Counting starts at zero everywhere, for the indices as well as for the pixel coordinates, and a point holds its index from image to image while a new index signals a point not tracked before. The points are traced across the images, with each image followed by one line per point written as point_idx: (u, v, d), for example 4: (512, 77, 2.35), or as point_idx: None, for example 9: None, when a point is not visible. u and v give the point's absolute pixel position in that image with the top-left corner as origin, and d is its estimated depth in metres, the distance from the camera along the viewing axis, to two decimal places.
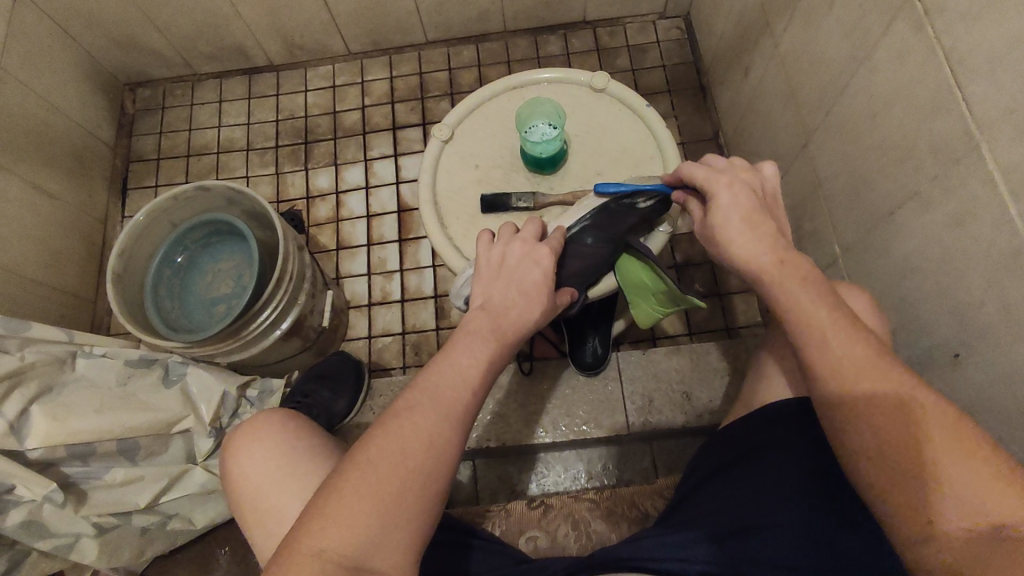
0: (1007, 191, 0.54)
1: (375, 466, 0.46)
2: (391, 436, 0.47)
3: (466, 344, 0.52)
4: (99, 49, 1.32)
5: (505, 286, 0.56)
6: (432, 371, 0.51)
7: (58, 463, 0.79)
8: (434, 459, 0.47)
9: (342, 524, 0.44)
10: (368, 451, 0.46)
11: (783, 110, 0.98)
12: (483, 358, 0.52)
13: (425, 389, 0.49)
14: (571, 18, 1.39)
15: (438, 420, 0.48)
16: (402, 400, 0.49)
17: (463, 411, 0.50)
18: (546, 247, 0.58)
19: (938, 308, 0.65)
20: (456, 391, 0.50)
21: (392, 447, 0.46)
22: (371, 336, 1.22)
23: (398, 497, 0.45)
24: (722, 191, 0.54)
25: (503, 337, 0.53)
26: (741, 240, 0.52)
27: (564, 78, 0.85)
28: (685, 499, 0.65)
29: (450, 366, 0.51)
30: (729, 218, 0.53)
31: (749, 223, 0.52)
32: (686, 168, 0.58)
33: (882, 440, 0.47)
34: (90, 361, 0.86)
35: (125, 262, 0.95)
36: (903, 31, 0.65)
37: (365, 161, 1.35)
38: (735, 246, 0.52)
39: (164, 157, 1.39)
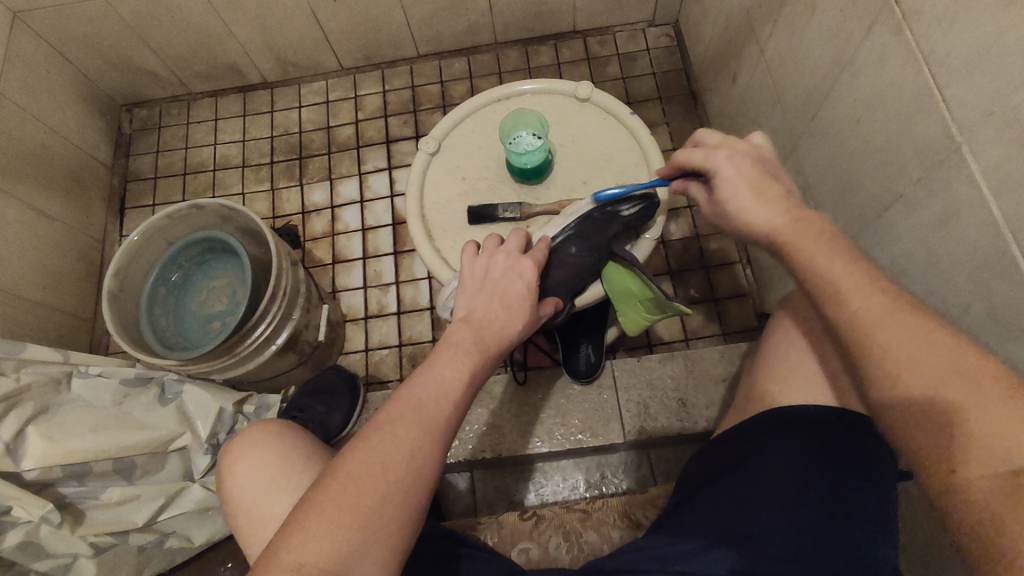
0: (989, 191, 0.54)
1: (354, 480, 0.46)
2: (373, 448, 0.47)
3: (450, 356, 0.52)
4: (95, 71, 1.34)
5: (488, 297, 0.56)
6: (416, 382, 0.51)
7: (54, 484, 0.79)
8: (415, 472, 0.47)
9: (319, 539, 0.44)
10: (348, 465, 0.46)
11: (770, 114, 0.98)
12: (466, 370, 0.52)
13: (407, 401, 0.49)
14: (560, 28, 1.40)
15: (419, 434, 0.48)
16: (384, 412, 0.49)
17: (445, 422, 0.50)
18: (529, 259, 0.58)
19: (929, 311, 0.65)
20: (439, 402, 0.50)
21: (373, 461, 0.46)
22: (368, 349, 1.22)
23: (377, 512, 0.45)
24: (726, 164, 0.54)
25: (486, 349, 0.54)
26: (757, 208, 0.52)
27: (550, 88, 0.85)
28: (682, 504, 0.64)
29: (433, 379, 0.51)
30: (742, 189, 0.53)
31: (756, 194, 0.52)
32: (681, 156, 0.58)
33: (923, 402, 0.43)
34: (86, 381, 0.86)
35: (121, 281, 0.96)
36: (883, 34, 0.66)
37: (360, 174, 1.36)
38: (751, 213, 0.52)
39: (161, 175, 1.41)
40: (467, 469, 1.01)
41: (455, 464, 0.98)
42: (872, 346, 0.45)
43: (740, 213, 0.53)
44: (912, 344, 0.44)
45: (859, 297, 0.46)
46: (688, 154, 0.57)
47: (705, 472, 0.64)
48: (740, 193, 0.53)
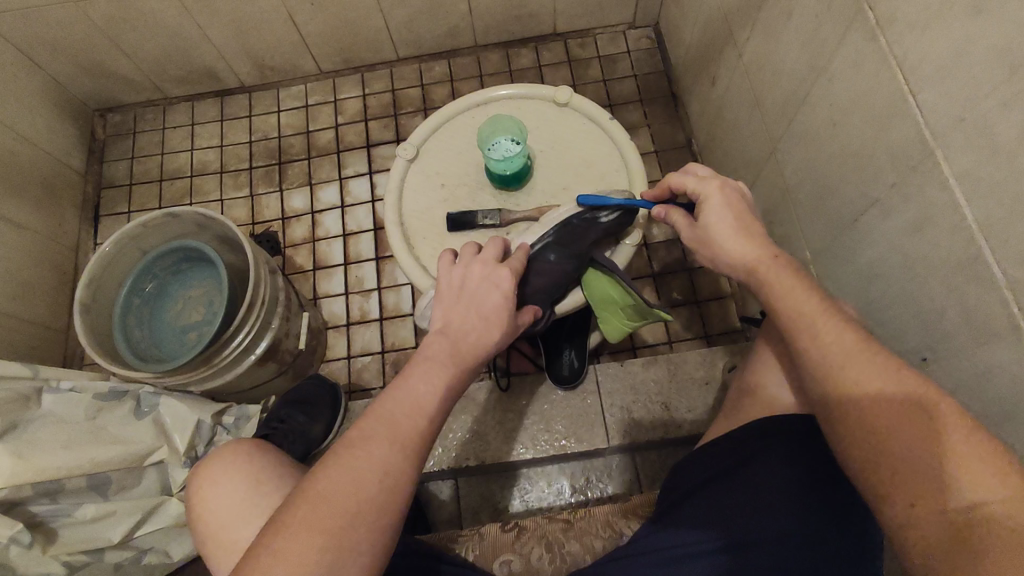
0: (961, 197, 0.55)
1: (325, 500, 0.46)
2: (344, 467, 0.47)
3: (424, 370, 0.52)
4: (66, 76, 1.31)
5: (465, 308, 0.56)
6: (389, 398, 0.50)
7: (24, 502, 0.76)
8: (387, 490, 0.47)
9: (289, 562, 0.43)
10: (319, 485, 0.46)
11: (749, 118, 0.99)
12: (441, 384, 0.52)
13: (380, 418, 0.49)
14: (541, 30, 1.39)
15: (391, 451, 0.48)
16: (356, 429, 0.49)
17: (419, 438, 0.50)
18: (506, 269, 0.57)
19: (906, 315, 0.65)
20: (412, 418, 0.50)
21: (344, 480, 0.46)
22: (350, 356, 1.20)
23: (348, 532, 0.45)
24: (714, 194, 0.57)
25: (462, 362, 0.53)
26: (734, 242, 0.55)
27: (529, 93, 0.85)
28: (672, 505, 0.64)
29: (407, 394, 0.50)
30: (721, 221, 0.56)
31: (737, 230, 0.55)
32: (675, 183, 0.61)
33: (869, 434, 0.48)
34: (57, 397, 0.83)
35: (93, 291, 0.94)
36: (857, 40, 0.66)
37: (340, 179, 1.34)
38: (728, 246, 0.55)
39: (137, 182, 1.38)
40: (451, 477, 1.00)
41: (439, 472, 0.97)
42: (832, 371, 0.50)
43: (729, 248, 0.55)
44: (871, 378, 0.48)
45: (826, 330, 0.50)
46: (683, 184, 0.60)
47: (695, 474, 0.64)
48: (722, 227, 0.56)
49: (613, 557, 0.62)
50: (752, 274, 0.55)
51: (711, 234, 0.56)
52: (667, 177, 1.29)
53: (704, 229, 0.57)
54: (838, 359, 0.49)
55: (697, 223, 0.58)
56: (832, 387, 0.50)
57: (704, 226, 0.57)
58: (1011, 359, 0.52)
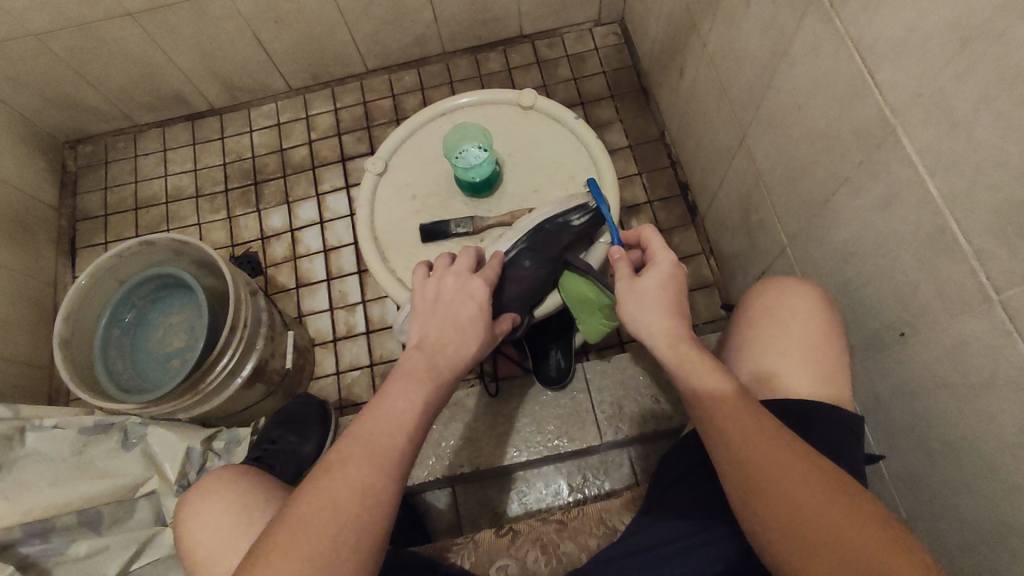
0: (925, 170, 0.55)
1: (305, 528, 0.45)
2: (325, 492, 0.47)
3: (402, 387, 0.52)
4: (33, 110, 1.29)
5: (440, 321, 0.56)
6: (367, 418, 0.51)
7: (14, 544, 0.74)
8: (369, 511, 0.47)
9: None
10: (299, 511, 0.46)
11: (718, 107, 1.00)
12: (420, 400, 0.52)
13: (358, 439, 0.49)
14: (508, 33, 1.40)
15: (371, 472, 0.48)
16: (336, 451, 0.49)
17: (400, 456, 0.50)
18: (480, 279, 0.58)
19: (881, 291, 0.66)
20: (391, 436, 0.50)
21: (326, 505, 0.46)
22: (339, 371, 1.20)
23: (332, 557, 0.45)
24: (664, 264, 0.57)
25: (440, 375, 0.53)
26: (656, 312, 0.55)
27: (494, 98, 0.85)
28: (664, 491, 0.64)
29: (386, 412, 0.51)
30: (658, 292, 0.56)
31: (659, 303, 0.55)
32: (652, 242, 0.60)
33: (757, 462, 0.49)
34: (41, 434, 0.83)
35: (71, 327, 0.93)
36: (814, 24, 0.67)
37: (317, 195, 1.34)
38: (650, 315, 0.55)
39: (112, 212, 1.37)
40: (448, 486, 1.00)
41: (434, 482, 0.97)
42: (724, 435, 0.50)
43: (644, 317, 0.56)
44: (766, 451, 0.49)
45: (728, 409, 0.51)
46: (655, 247, 0.60)
47: (682, 461, 0.64)
48: (652, 298, 0.56)
49: (613, 553, 0.62)
50: (667, 347, 0.54)
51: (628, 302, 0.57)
52: (643, 171, 1.29)
53: (640, 290, 0.56)
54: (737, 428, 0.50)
55: (636, 280, 0.57)
56: (729, 456, 0.50)
57: (641, 285, 0.56)
58: (983, 327, 0.52)
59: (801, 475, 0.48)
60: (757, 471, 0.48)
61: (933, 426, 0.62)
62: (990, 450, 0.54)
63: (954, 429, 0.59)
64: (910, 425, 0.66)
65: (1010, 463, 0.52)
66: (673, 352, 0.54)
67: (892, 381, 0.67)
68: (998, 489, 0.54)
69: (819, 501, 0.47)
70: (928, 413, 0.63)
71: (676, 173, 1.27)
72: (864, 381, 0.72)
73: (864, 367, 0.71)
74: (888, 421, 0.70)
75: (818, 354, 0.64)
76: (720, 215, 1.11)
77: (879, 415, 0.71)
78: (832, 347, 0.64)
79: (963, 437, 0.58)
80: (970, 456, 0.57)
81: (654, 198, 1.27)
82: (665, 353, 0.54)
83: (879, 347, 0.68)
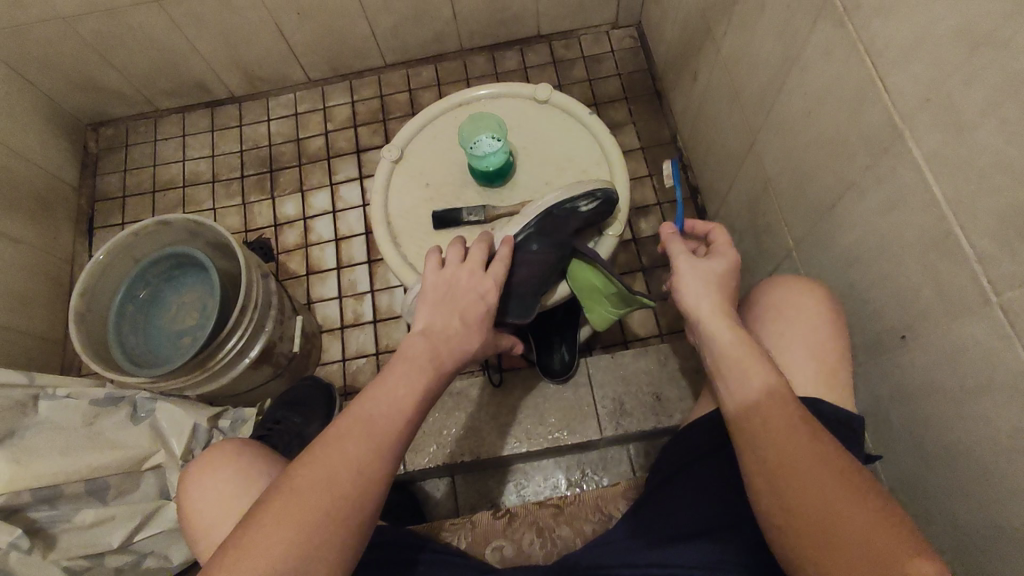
0: (930, 174, 0.56)
1: (299, 497, 0.47)
2: (319, 464, 0.48)
3: (403, 370, 0.53)
4: (59, 91, 1.32)
5: (447, 312, 0.57)
6: (367, 396, 0.52)
7: (24, 508, 0.76)
8: (361, 490, 0.48)
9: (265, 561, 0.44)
10: (296, 478, 0.48)
11: (730, 110, 1.00)
12: (419, 384, 0.53)
13: (358, 416, 0.51)
14: (525, 33, 1.41)
15: (370, 448, 0.49)
16: (334, 425, 0.50)
17: (395, 437, 0.51)
18: (491, 279, 0.61)
19: (883, 295, 0.67)
20: (389, 417, 0.51)
21: (321, 477, 0.48)
22: (346, 358, 1.21)
23: (322, 528, 0.46)
24: (729, 255, 0.61)
25: (440, 363, 0.55)
26: (712, 293, 0.58)
27: (509, 92, 0.87)
28: (660, 482, 0.65)
29: (386, 392, 0.52)
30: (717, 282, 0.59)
31: (714, 285, 0.58)
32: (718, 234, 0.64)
33: (778, 452, 0.49)
34: (54, 403, 0.84)
35: (87, 301, 0.95)
36: (826, 29, 0.68)
37: (331, 186, 1.36)
38: (707, 293, 0.58)
39: (130, 194, 1.40)
40: (448, 474, 1.01)
41: (434, 470, 0.98)
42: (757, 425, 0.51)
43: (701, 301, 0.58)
44: (806, 463, 0.48)
45: (764, 396, 0.51)
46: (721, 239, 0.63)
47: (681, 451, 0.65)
48: (710, 279, 0.59)
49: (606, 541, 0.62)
50: (714, 322, 0.56)
51: (685, 278, 0.59)
52: (654, 174, 1.30)
53: (702, 267, 0.59)
54: (795, 473, 0.48)
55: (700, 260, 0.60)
56: (761, 446, 0.50)
57: (709, 264, 0.59)
58: (983, 330, 0.53)
59: (824, 472, 0.48)
60: (780, 462, 0.49)
61: (930, 430, 0.63)
62: (986, 453, 0.55)
63: (951, 433, 0.59)
64: (909, 429, 0.66)
65: (1004, 466, 0.53)
66: (723, 326, 0.56)
67: (892, 384, 0.68)
68: (993, 492, 0.55)
69: (844, 498, 0.46)
70: (926, 416, 0.63)
71: (687, 176, 1.28)
72: (865, 384, 0.73)
73: (866, 369, 0.72)
74: (886, 424, 0.70)
75: (820, 353, 0.64)
76: (728, 218, 1.12)
77: (878, 417, 0.72)
78: (832, 348, 0.65)
79: (961, 441, 0.58)
80: (966, 460, 0.58)
81: (664, 200, 1.28)
82: (715, 327, 0.56)
83: (880, 349, 0.69)
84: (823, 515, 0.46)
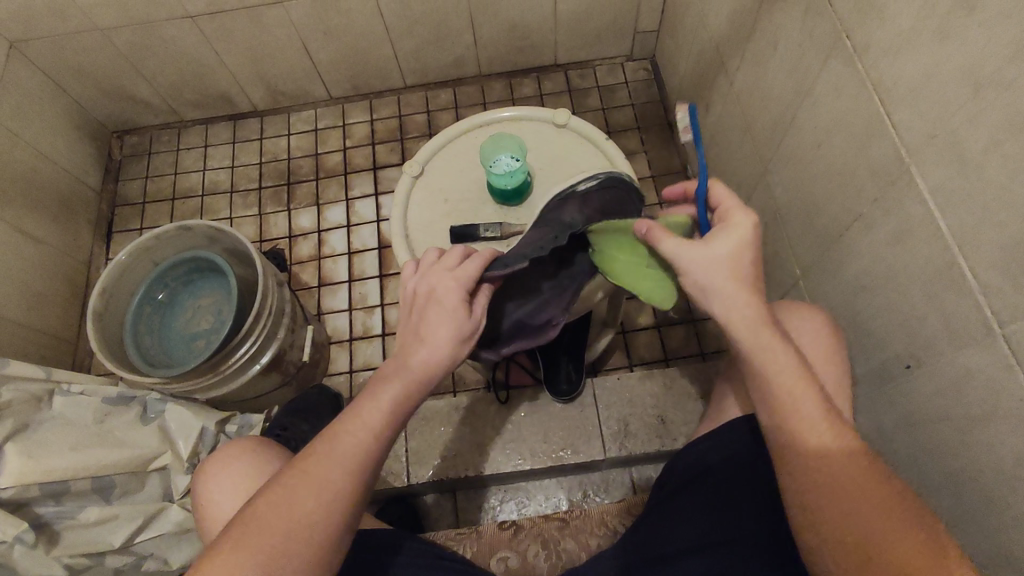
0: (936, 208, 0.58)
1: (268, 515, 0.50)
2: (289, 484, 0.50)
3: (372, 392, 0.53)
4: (88, 98, 1.36)
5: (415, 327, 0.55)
6: (341, 419, 0.53)
7: (31, 503, 0.77)
8: (327, 512, 0.50)
9: (251, 570, 0.48)
10: (267, 496, 0.51)
11: (741, 142, 1.03)
12: (387, 406, 0.53)
13: (329, 439, 0.52)
14: (542, 61, 1.46)
15: (333, 469, 0.51)
16: (310, 446, 0.53)
17: (365, 460, 0.52)
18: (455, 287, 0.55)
19: (889, 324, 0.68)
20: (358, 439, 0.52)
21: (288, 498, 0.50)
22: (352, 370, 1.23)
23: (287, 545, 0.49)
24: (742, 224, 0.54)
25: (408, 381, 0.53)
26: (732, 281, 0.52)
27: (528, 114, 0.89)
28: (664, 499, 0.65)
29: (356, 416, 0.53)
30: (733, 256, 0.52)
31: (732, 268, 0.52)
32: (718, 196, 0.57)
33: (821, 474, 0.50)
34: (68, 399, 0.86)
35: (106, 300, 0.97)
36: (838, 67, 0.71)
37: (347, 200, 1.39)
38: (726, 284, 0.52)
39: (150, 200, 1.43)
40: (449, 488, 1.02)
41: (435, 483, 0.98)
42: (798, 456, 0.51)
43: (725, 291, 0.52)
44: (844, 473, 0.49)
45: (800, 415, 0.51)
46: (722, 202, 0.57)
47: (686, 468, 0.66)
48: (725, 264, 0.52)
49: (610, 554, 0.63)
50: (740, 320, 0.52)
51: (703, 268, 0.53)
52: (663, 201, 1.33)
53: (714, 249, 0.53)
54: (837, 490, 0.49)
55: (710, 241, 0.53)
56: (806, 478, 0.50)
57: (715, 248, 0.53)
58: (986, 360, 0.54)
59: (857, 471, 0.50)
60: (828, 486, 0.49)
61: (934, 459, 0.64)
62: (989, 483, 0.56)
63: (955, 462, 0.60)
64: (912, 458, 0.67)
65: (1007, 495, 0.53)
66: (746, 331, 0.51)
67: (896, 413, 0.69)
68: (997, 522, 0.55)
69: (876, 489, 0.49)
70: (930, 446, 0.64)
71: None
72: (869, 413, 0.74)
73: (871, 398, 0.73)
74: (890, 453, 0.71)
75: (826, 379, 0.65)
76: None
77: (882, 446, 0.72)
78: (838, 374, 0.66)
79: (965, 471, 0.59)
80: (969, 489, 0.58)
81: None
82: (739, 329, 0.52)
83: (884, 378, 0.70)
84: (885, 533, 0.48)
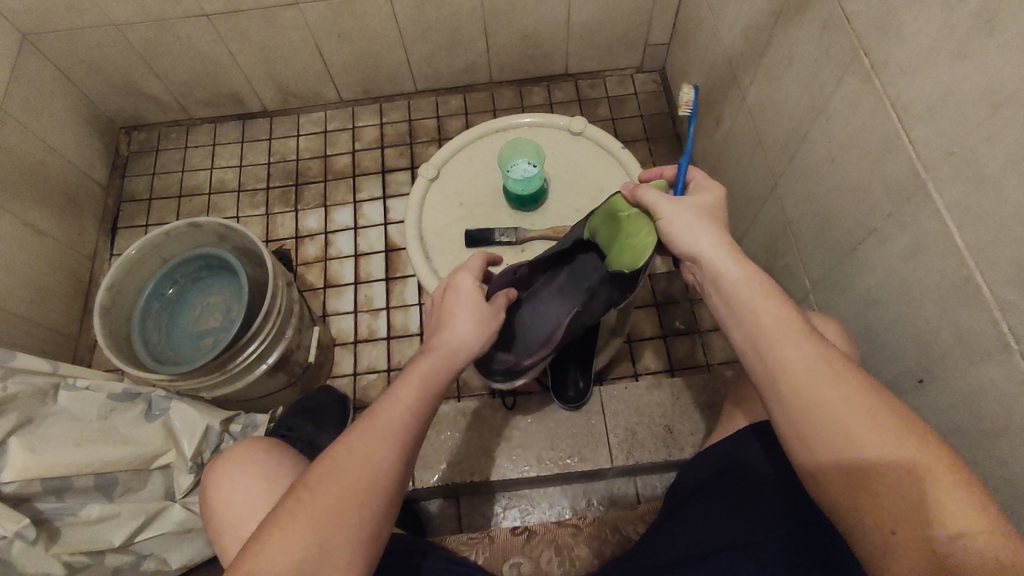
0: (953, 224, 0.59)
1: (310, 501, 0.48)
2: (329, 469, 0.50)
3: (406, 379, 0.54)
4: (98, 93, 1.36)
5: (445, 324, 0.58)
6: (375, 405, 0.53)
7: (31, 498, 0.77)
8: (372, 491, 0.50)
9: (298, 555, 0.47)
10: (307, 483, 0.49)
11: (752, 155, 1.04)
12: (422, 390, 0.54)
13: (365, 424, 0.52)
14: (553, 71, 1.47)
15: (375, 450, 0.51)
16: (345, 434, 0.52)
17: (403, 439, 0.52)
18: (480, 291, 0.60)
19: (902, 338, 0.69)
20: (396, 421, 0.52)
21: (332, 482, 0.49)
22: (357, 372, 1.22)
23: (335, 527, 0.48)
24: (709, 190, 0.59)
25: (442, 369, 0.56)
26: (707, 229, 0.55)
27: (545, 122, 0.90)
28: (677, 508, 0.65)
29: (392, 399, 0.53)
30: (700, 213, 0.56)
31: (705, 221, 0.56)
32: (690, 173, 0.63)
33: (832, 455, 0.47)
34: (73, 393, 0.85)
35: (114, 295, 0.97)
36: (854, 83, 0.72)
37: (355, 203, 1.39)
38: (701, 231, 0.55)
39: (156, 197, 1.42)
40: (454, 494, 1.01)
41: (441, 488, 0.98)
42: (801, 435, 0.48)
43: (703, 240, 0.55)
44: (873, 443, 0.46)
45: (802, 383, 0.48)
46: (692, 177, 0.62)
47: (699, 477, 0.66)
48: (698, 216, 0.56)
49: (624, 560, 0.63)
50: (716, 273, 0.54)
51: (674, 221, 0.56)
52: None
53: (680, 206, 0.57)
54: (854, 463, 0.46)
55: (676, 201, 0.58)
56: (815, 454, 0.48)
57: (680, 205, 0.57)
58: (1002, 375, 0.55)
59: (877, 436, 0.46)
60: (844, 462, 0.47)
61: None
62: (1003, 497, 0.56)
63: None
64: None
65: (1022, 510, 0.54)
66: (735, 272, 0.53)
67: None
68: None
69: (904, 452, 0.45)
70: None
71: None
72: None
73: None
74: None
75: None
76: None
77: None
78: None
79: None
80: None
81: None
82: (730, 271, 0.53)
83: (896, 392, 0.70)
84: (919, 502, 0.44)
